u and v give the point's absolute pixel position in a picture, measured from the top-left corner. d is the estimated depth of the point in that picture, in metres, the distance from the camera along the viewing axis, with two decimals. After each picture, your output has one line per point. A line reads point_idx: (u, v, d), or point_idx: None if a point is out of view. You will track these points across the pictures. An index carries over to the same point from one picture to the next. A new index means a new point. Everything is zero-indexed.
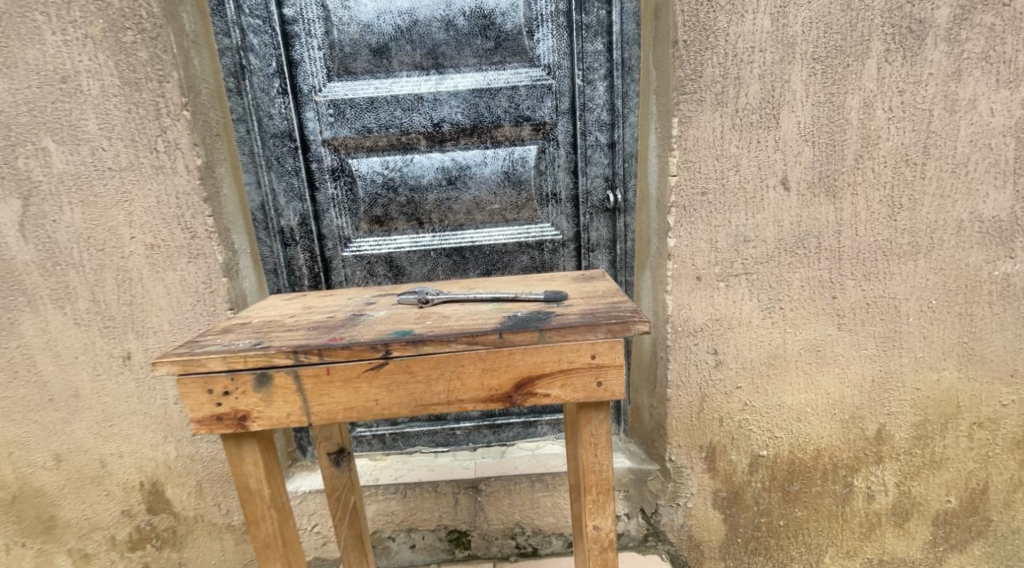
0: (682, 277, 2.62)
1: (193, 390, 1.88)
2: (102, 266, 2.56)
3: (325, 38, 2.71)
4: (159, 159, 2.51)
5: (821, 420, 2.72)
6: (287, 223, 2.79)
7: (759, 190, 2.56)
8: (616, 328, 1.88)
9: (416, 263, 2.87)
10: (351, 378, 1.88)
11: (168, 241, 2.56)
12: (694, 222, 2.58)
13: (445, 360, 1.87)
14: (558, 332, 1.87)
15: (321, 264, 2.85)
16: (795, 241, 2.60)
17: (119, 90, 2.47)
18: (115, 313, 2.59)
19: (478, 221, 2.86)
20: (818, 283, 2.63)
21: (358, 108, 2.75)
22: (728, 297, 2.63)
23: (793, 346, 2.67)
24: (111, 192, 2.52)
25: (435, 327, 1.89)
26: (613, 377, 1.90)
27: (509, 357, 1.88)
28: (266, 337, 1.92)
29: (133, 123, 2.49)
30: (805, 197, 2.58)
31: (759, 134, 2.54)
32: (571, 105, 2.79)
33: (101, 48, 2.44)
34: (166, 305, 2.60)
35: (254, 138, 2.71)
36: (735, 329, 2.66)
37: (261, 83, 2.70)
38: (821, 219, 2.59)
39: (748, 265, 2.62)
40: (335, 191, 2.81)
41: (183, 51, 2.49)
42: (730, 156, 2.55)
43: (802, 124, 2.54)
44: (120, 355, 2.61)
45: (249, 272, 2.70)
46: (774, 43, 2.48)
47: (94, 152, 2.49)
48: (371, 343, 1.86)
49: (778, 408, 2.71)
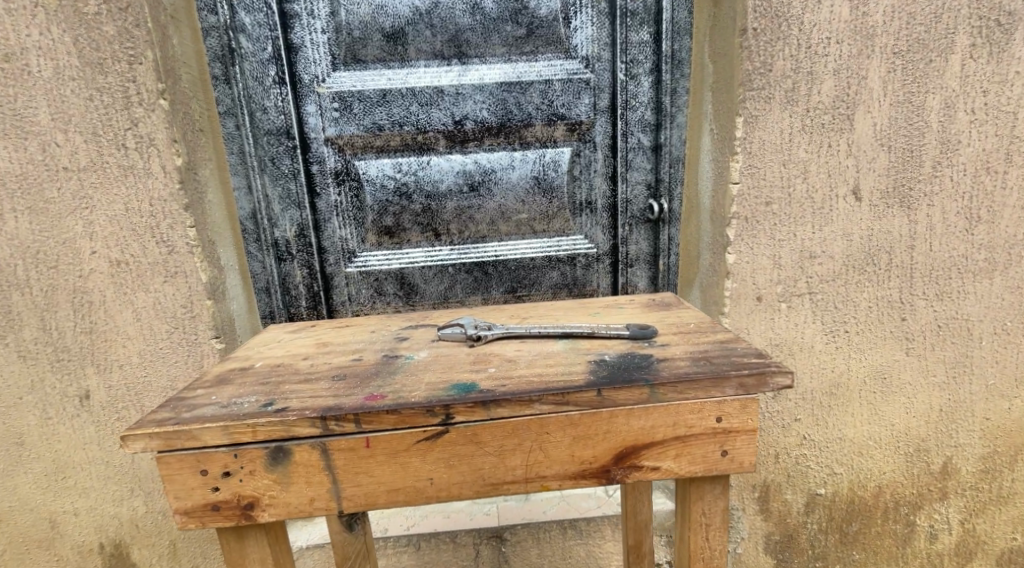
0: (741, 299, 1.85)
1: (179, 473, 1.26)
2: (54, 286, 1.85)
3: (331, 19, 2.01)
4: (128, 157, 1.82)
5: (883, 452, 1.93)
6: (282, 234, 2.08)
7: (827, 200, 1.81)
8: (751, 383, 1.26)
9: (432, 280, 2.15)
10: (398, 452, 1.24)
11: (138, 258, 1.86)
12: (757, 237, 1.82)
13: (525, 424, 1.25)
14: (676, 389, 1.25)
15: (321, 282, 2.13)
16: (865, 256, 1.84)
17: (77, 74, 1.78)
18: (69, 345, 1.88)
19: (502, 233, 2.14)
20: (889, 304, 1.87)
21: (368, 102, 2.05)
22: (791, 321, 1.87)
23: (854, 373, 1.90)
24: (68, 195, 1.82)
25: (503, 380, 1.27)
26: (743, 446, 1.28)
27: (611, 423, 1.26)
28: (276, 393, 1.36)
29: (96, 114, 1.80)
30: (876, 208, 1.82)
31: (830, 137, 1.79)
32: (612, 102, 2.08)
33: (56, 21, 1.76)
34: (135, 334, 1.89)
35: (245, 135, 2.02)
36: (798, 355, 1.88)
37: (255, 71, 2.00)
38: (894, 233, 1.84)
39: (813, 283, 1.85)
40: (338, 198, 2.10)
41: (159, 28, 1.81)
42: (796, 161, 1.80)
43: (877, 127, 1.79)
44: (67, 407, 1.90)
45: (238, 293, 2.00)
46: (852, 34, 1.75)
47: (46, 148, 1.80)
48: (424, 406, 1.22)
49: (838, 440, 1.92)
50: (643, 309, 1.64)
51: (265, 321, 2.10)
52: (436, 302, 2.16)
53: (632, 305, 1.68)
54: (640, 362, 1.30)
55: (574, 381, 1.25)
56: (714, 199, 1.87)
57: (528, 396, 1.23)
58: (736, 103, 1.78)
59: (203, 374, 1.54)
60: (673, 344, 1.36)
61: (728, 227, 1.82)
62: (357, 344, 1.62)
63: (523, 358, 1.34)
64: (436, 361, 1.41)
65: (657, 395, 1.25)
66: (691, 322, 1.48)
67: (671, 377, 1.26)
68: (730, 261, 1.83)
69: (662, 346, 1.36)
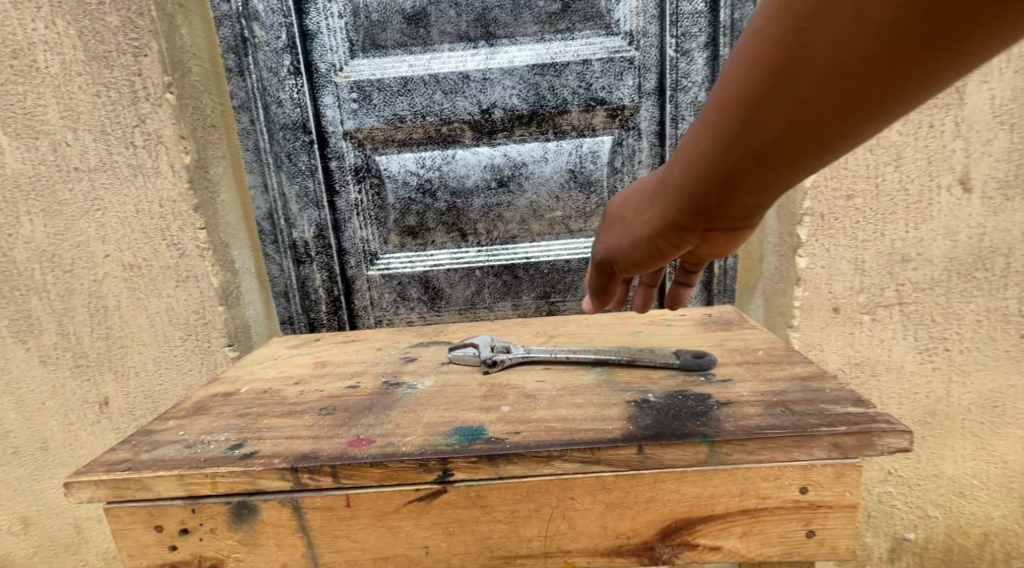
0: (815, 309, 1.54)
1: (131, 528, 1.08)
2: (70, 291, 1.58)
3: (348, 2, 1.72)
4: (137, 157, 1.54)
5: (990, 495, 1.59)
6: (300, 235, 1.80)
7: (926, 191, 1.48)
8: (853, 444, 1.04)
9: (458, 284, 1.84)
10: (385, 515, 1.06)
11: (151, 261, 1.58)
12: (834, 235, 1.52)
13: (542, 485, 1.05)
14: (758, 446, 1.04)
15: (343, 286, 1.84)
16: (974, 259, 1.50)
17: (83, 67, 1.50)
18: (87, 351, 1.61)
19: (534, 232, 1.82)
20: (1004, 315, 1.52)
21: (388, 91, 1.75)
22: (875, 336, 1.54)
23: (956, 400, 1.56)
24: (80, 196, 1.54)
25: (518, 425, 1.09)
26: (835, 525, 1.06)
27: (656, 489, 1.05)
28: (250, 432, 1.13)
29: (104, 111, 1.52)
30: (992, 201, 1.47)
31: (932, 114, 1.46)
32: (660, 83, 1.75)
33: (59, 11, 1.48)
34: (149, 340, 1.61)
35: (260, 130, 1.74)
36: (886, 377, 1.56)
37: (269, 61, 1.72)
38: (1017, 230, 1.48)
39: (905, 291, 1.52)
40: (358, 196, 1.81)
41: (166, 16, 1.53)
42: (887, 145, 1.48)
43: (996, 99, 1.44)
44: (89, 414, 1.65)
45: (253, 296, 1.72)
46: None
47: (56, 148, 1.52)
48: (416, 460, 1.04)
49: (933, 478, 1.59)
50: (695, 329, 1.38)
51: (283, 328, 1.83)
52: (463, 310, 1.86)
53: (683, 323, 1.42)
54: (695, 409, 1.10)
55: (609, 434, 1.06)
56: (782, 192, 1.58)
57: (548, 452, 1.04)
58: None
59: (179, 401, 1.25)
60: (738, 382, 1.17)
61: (798, 225, 1.52)
62: (354, 366, 1.34)
63: (545, 394, 1.16)
64: (441, 394, 1.19)
65: (719, 458, 1.04)
66: (759, 350, 1.27)
67: (740, 434, 1.04)
68: (802, 264, 1.53)
69: (724, 383, 1.17)
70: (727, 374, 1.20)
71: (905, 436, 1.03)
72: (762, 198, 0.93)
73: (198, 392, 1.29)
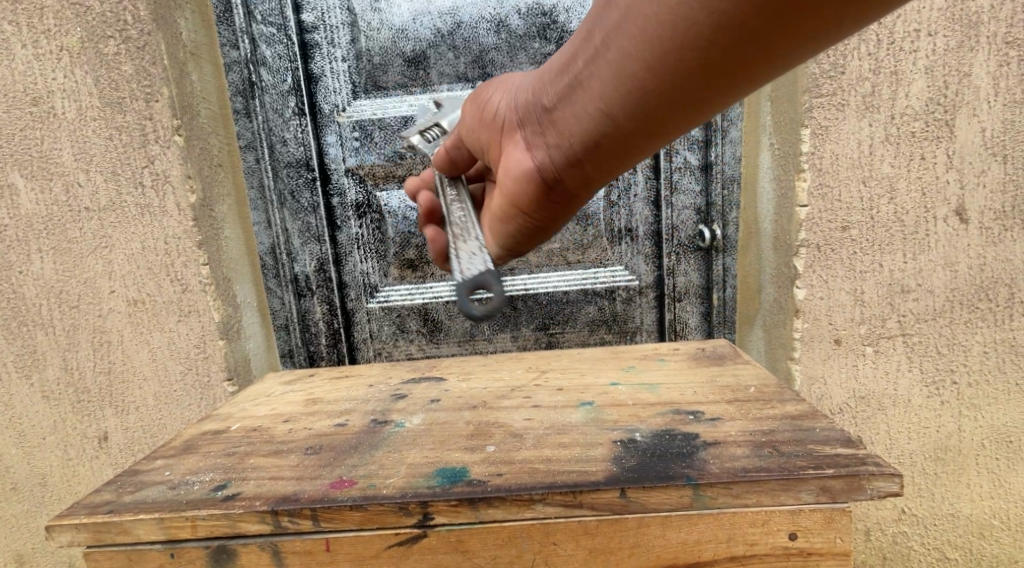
0: (816, 341, 1.53)
1: None
2: (75, 326, 1.56)
3: (351, 46, 1.73)
4: (145, 197, 1.52)
5: (1011, 535, 1.56)
6: (301, 269, 1.78)
7: (923, 221, 1.48)
8: (841, 487, 1.03)
9: (457, 316, 1.82)
10: (365, 559, 1.05)
11: (154, 297, 1.55)
12: (832, 267, 1.51)
13: (522, 528, 1.04)
14: (748, 490, 1.03)
15: (342, 319, 1.81)
16: (976, 291, 1.49)
17: (98, 113, 1.50)
18: (89, 386, 1.58)
19: (533, 264, 1.81)
20: (1013, 347, 1.50)
21: (389, 130, 1.76)
22: (880, 368, 1.53)
23: (968, 435, 1.53)
24: (89, 234, 1.53)
25: (502, 466, 1.09)
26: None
27: (639, 534, 1.05)
28: (235, 472, 1.12)
29: (115, 153, 1.51)
30: (990, 232, 1.48)
31: (925, 146, 1.46)
32: None
33: (78, 62, 1.48)
34: (149, 375, 1.58)
35: (264, 168, 1.73)
36: (893, 412, 1.54)
37: (275, 103, 1.72)
38: (1019, 261, 1.48)
39: (908, 323, 1.51)
40: (359, 231, 1.79)
41: (177, 64, 1.52)
42: (879, 178, 1.48)
43: (986, 132, 1.45)
44: (87, 449, 1.61)
45: (254, 330, 1.68)
46: (949, 24, 1.43)
47: (69, 189, 1.52)
48: (396, 503, 1.03)
49: (950, 517, 1.56)
50: (688, 364, 1.36)
51: (283, 362, 1.80)
52: (462, 341, 1.83)
53: (676, 357, 1.40)
54: (681, 449, 1.10)
55: (592, 477, 1.05)
56: (778, 223, 1.57)
57: (530, 495, 1.03)
58: (800, 113, 1.48)
59: (169, 439, 1.23)
60: (727, 420, 1.16)
61: (796, 256, 1.51)
62: (346, 403, 1.30)
63: (531, 434, 1.16)
64: (428, 433, 1.18)
65: (703, 502, 1.04)
66: (751, 387, 1.25)
67: (726, 478, 1.03)
68: (801, 295, 1.51)
69: (712, 422, 1.16)
70: (716, 412, 1.18)
71: (893, 480, 1.02)
72: (646, 114, 0.97)
73: (188, 429, 1.26)
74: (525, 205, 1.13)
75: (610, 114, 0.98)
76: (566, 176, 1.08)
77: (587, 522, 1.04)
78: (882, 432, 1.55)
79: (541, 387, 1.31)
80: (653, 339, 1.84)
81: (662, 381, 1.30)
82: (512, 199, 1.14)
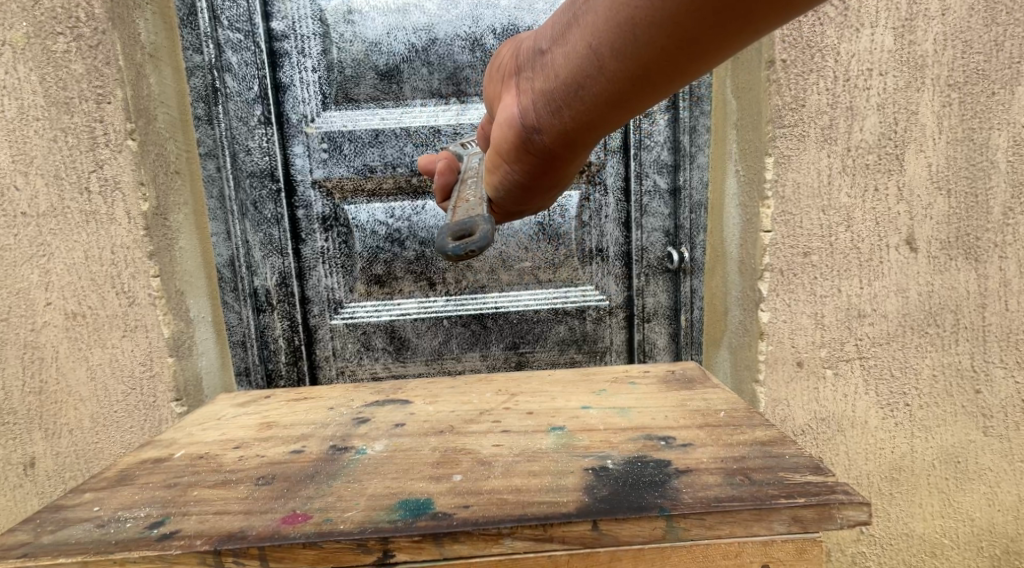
0: (780, 364, 1.48)
1: None
2: (3, 341, 1.47)
3: (322, 57, 1.67)
4: (91, 203, 1.45)
5: (961, 554, 1.53)
6: (261, 284, 1.70)
7: (876, 250, 1.46)
8: (812, 517, 0.99)
9: (424, 334, 1.76)
10: None
11: (96, 310, 1.47)
12: (799, 292, 1.47)
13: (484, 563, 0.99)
14: (716, 521, 0.99)
15: (304, 335, 1.74)
16: (926, 316, 1.48)
17: (42, 113, 1.43)
18: (16, 408, 1.49)
19: (503, 281, 1.76)
20: (959, 371, 1.49)
21: (358, 142, 1.70)
22: (839, 392, 1.49)
23: (919, 455, 1.51)
24: (25, 242, 1.45)
25: (470, 497, 1.03)
26: None
27: None
28: (175, 507, 1.05)
29: (60, 156, 1.43)
30: (936, 261, 1.47)
31: (876, 178, 1.45)
32: (624, 142, 1.73)
33: (22, 58, 1.41)
34: (89, 395, 1.49)
35: (226, 177, 1.66)
36: (851, 433, 1.51)
37: (239, 111, 1.65)
38: (963, 288, 1.47)
39: (864, 346, 1.49)
40: (326, 244, 1.73)
41: (134, 66, 1.45)
42: (837, 207, 1.45)
43: (932, 166, 1.45)
44: (10, 477, 1.50)
45: (207, 346, 1.59)
46: (898, 65, 1.42)
47: (6, 193, 1.44)
48: (354, 540, 0.97)
49: (904, 537, 1.52)
50: (658, 388, 1.31)
51: (240, 381, 1.71)
52: (429, 360, 1.77)
53: (647, 380, 1.35)
54: (653, 478, 1.05)
55: (563, 509, 1.00)
56: (744, 249, 1.52)
57: (498, 530, 0.98)
58: (764, 142, 1.45)
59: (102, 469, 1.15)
60: (699, 446, 1.11)
61: (760, 280, 1.47)
62: (301, 429, 1.23)
63: (500, 461, 1.10)
64: (390, 461, 1.12)
65: (677, 534, 0.99)
66: (720, 412, 1.21)
67: (699, 508, 0.99)
68: (766, 319, 1.48)
69: (683, 448, 1.11)
70: (688, 438, 1.14)
71: (863, 509, 0.99)
72: (626, 49, 0.93)
73: (126, 457, 1.17)
74: (509, 152, 1.07)
75: (598, 54, 0.95)
76: (545, 124, 1.03)
77: (551, 556, 0.99)
78: (843, 456, 1.51)
79: (509, 411, 1.25)
80: (621, 360, 1.79)
81: (633, 406, 1.24)
82: (498, 143, 1.08)
